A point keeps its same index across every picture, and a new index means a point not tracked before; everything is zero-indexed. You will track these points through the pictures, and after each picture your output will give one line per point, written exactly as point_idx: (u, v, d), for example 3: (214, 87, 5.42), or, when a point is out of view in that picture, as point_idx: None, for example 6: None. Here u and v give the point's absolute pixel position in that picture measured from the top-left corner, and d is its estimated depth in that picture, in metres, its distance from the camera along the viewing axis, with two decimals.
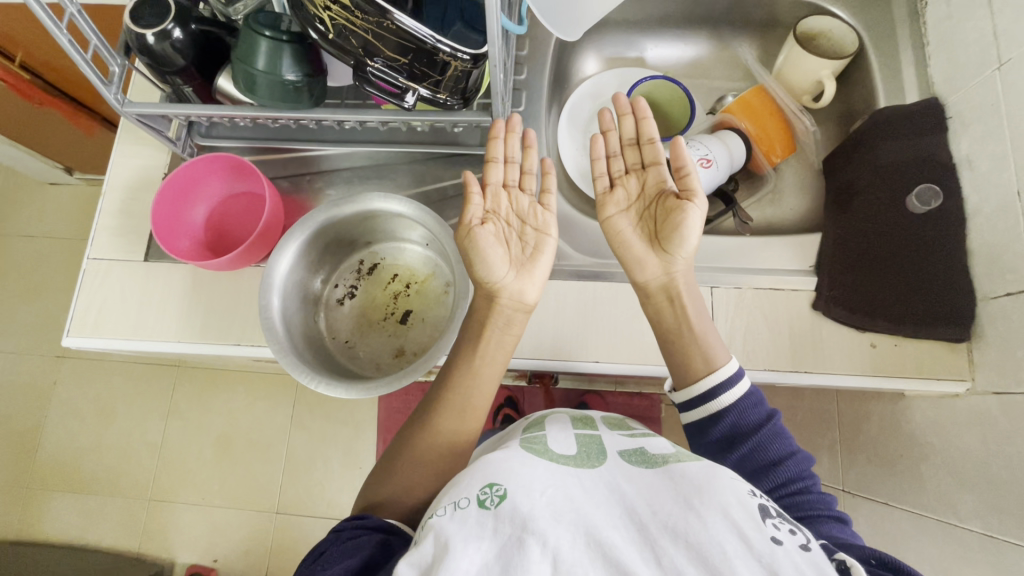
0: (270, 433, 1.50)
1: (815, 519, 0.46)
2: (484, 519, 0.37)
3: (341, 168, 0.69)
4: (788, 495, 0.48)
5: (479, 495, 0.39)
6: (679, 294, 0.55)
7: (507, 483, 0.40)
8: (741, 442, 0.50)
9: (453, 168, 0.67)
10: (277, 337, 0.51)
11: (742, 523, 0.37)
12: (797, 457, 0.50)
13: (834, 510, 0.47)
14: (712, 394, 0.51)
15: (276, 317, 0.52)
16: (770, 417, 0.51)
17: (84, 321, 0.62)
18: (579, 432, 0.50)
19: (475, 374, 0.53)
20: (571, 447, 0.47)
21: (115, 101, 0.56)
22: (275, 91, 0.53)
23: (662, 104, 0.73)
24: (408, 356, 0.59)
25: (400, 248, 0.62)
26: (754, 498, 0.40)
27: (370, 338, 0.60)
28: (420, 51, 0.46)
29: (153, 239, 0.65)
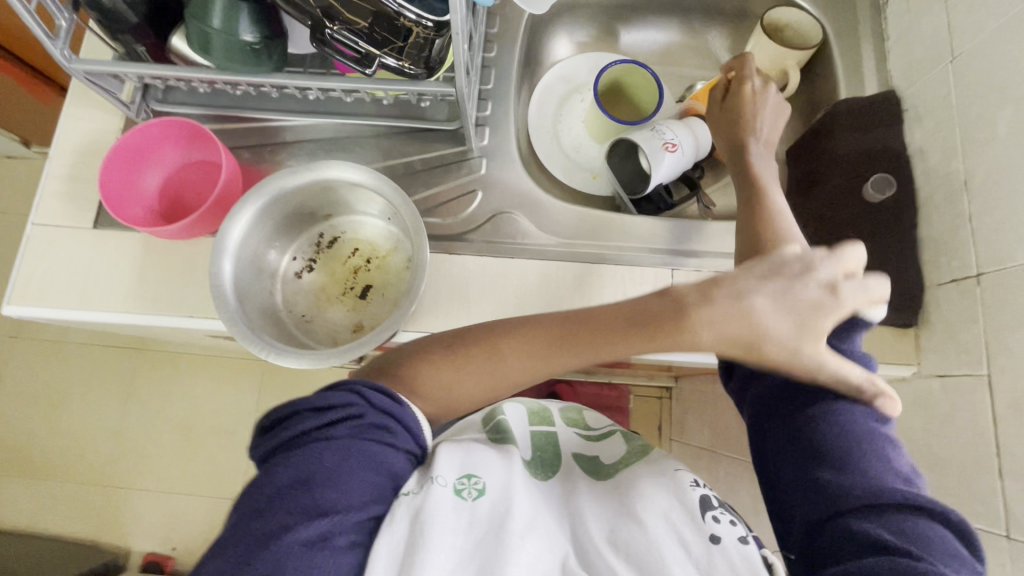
0: (235, 418, 1.47)
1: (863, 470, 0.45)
2: (462, 507, 0.43)
3: (305, 139, 0.67)
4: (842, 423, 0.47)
5: (457, 484, 0.45)
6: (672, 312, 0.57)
7: (483, 478, 0.47)
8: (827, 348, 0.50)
9: (419, 143, 0.66)
10: (225, 307, 0.50)
11: (681, 524, 0.45)
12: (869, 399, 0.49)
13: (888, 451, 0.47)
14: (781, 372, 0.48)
15: (225, 285, 0.51)
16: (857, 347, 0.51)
17: (27, 289, 0.60)
18: (537, 432, 0.60)
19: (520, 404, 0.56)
20: (528, 453, 0.57)
21: (60, 56, 0.53)
22: (232, 52, 0.51)
23: (632, 88, 0.74)
24: (365, 331, 0.58)
25: (361, 222, 0.61)
26: (695, 490, 0.48)
27: (328, 312, 0.59)
28: (383, 15, 0.46)
29: (102, 206, 0.62)
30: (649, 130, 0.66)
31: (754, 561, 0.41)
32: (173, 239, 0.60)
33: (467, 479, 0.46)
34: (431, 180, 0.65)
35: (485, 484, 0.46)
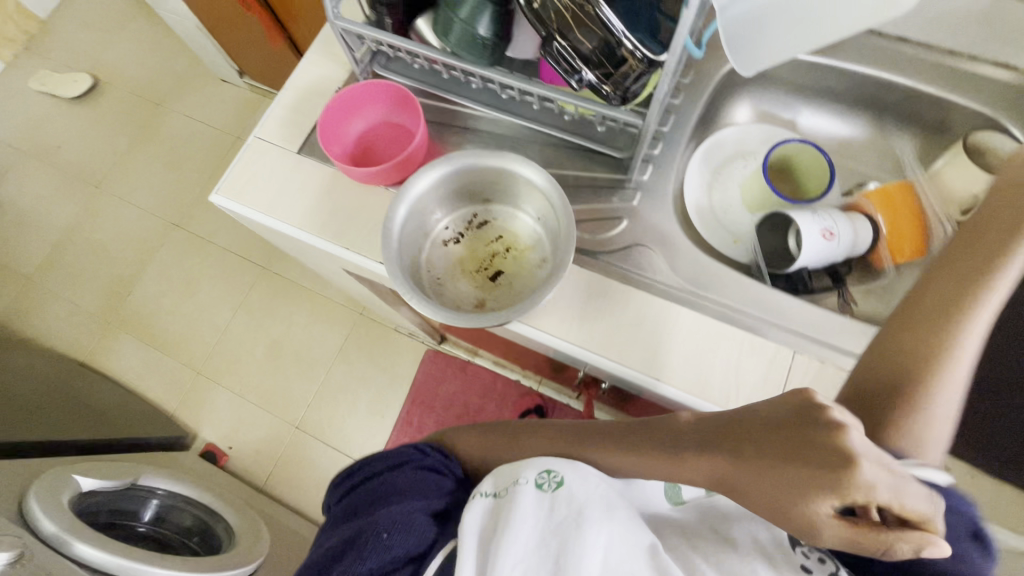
0: (318, 353, 1.61)
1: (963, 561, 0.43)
2: (542, 500, 0.47)
3: (485, 130, 0.74)
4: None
5: (537, 478, 0.48)
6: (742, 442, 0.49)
7: (562, 471, 0.49)
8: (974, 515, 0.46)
9: (582, 161, 0.71)
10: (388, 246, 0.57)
11: (771, 553, 0.46)
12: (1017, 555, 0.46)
13: None
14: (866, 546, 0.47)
15: (394, 228, 0.58)
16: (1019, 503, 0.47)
17: (233, 185, 0.71)
18: None
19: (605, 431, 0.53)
20: None
21: (332, 13, 0.64)
22: (465, 41, 0.59)
23: (801, 168, 0.73)
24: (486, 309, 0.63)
25: (513, 215, 0.66)
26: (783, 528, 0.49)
27: (459, 283, 0.65)
28: (605, 42, 0.51)
29: (310, 137, 0.73)
30: (809, 212, 0.66)
31: None
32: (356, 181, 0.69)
33: (548, 474, 0.48)
34: (585, 196, 0.69)
35: (564, 477, 0.48)
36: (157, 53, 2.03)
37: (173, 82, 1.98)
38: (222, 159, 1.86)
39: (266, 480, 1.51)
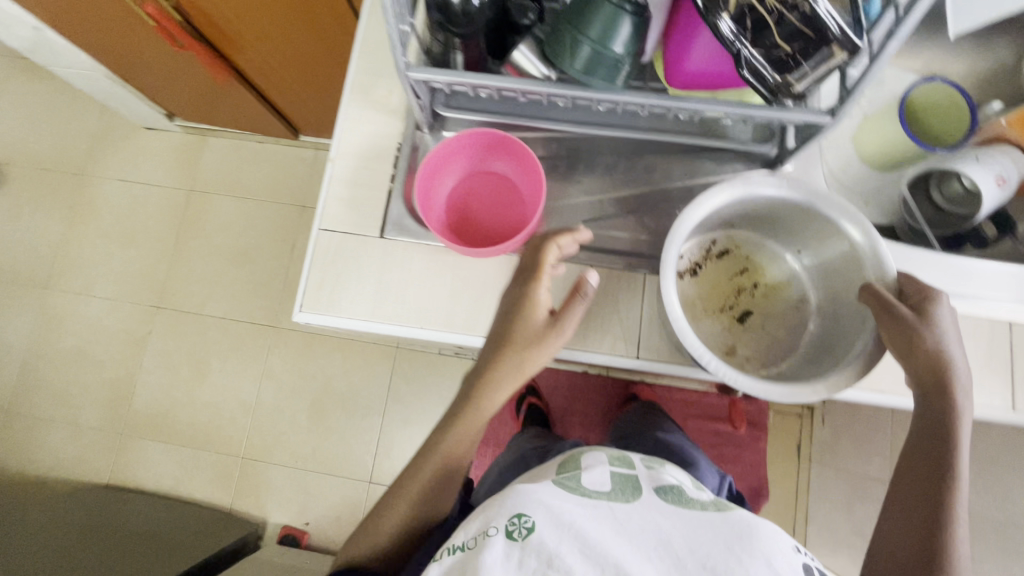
0: (367, 401, 1.50)
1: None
2: (510, 551, 0.39)
3: (584, 153, 0.63)
4: None
5: (507, 526, 0.41)
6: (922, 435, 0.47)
7: (533, 514, 0.41)
8: None
9: (710, 164, 0.61)
10: (675, 318, 0.47)
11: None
12: None
13: None
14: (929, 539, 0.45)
15: (671, 292, 0.47)
16: None
17: (318, 296, 0.59)
18: (615, 469, 0.51)
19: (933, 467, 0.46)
20: (605, 482, 0.48)
21: (404, 64, 0.50)
22: (596, 65, 0.47)
23: (931, 109, 0.65)
24: (738, 357, 0.55)
25: (762, 241, 0.57)
26: (798, 555, 0.42)
27: (703, 324, 0.56)
28: (817, 38, 0.41)
29: (388, 214, 0.60)
30: (973, 159, 0.60)
31: None
32: (472, 257, 0.57)
33: (517, 518, 0.41)
34: None
35: (537, 521, 0.41)
36: (54, 115, 1.71)
37: (87, 145, 1.69)
38: (181, 220, 1.63)
39: None
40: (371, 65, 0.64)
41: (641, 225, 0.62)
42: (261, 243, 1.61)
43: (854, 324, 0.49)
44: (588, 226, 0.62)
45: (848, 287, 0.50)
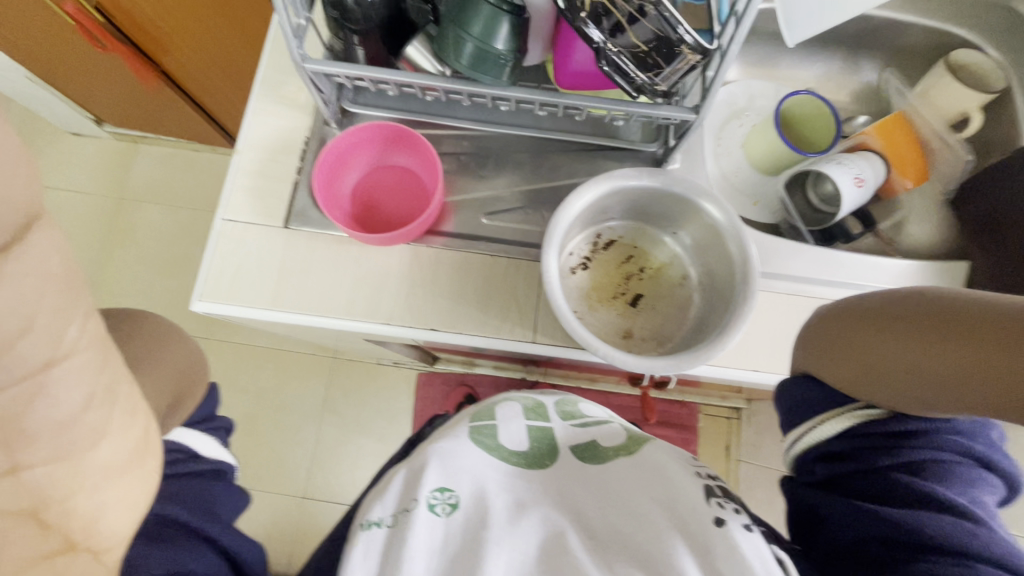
0: (301, 414, 1.46)
1: (966, 496, 0.41)
2: (434, 520, 0.48)
3: (488, 150, 0.66)
4: (924, 471, 0.42)
5: (430, 498, 0.49)
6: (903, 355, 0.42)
7: (457, 491, 0.51)
8: (909, 458, 0.42)
9: (605, 163, 0.65)
10: (559, 305, 0.49)
11: (687, 521, 0.46)
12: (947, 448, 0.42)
13: (962, 449, 0.42)
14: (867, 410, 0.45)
15: (554, 282, 0.50)
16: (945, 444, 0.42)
17: (218, 286, 0.59)
18: (532, 424, 0.59)
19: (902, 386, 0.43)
20: (522, 444, 0.57)
21: (298, 55, 0.52)
22: (479, 60, 0.51)
23: (803, 118, 0.72)
24: (636, 340, 0.58)
25: (641, 229, 0.61)
26: (703, 482, 0.50)
27: (599, 313, 0.59)
28: (664, 40, 0.45)
29: (294, 204, 0.61)
30: (835, 162, 0.66)
31: (767, 557, 0.41)
32: (376, 245, 0.59)
33: (441, 493, 0.50)
34: None
35: (458, 497, 0.50)
36: None
37: None
38: (108, 228, 1.57)
39: (288, 566, 1.36)
40: (281, 63, 0.66)
41: (542, 218, 0.64)
42: (194, 252, 1.56)
43: (727, 293, 0.52)
44: (490, 219, 0.63)
45: (719, 261, 0.54)
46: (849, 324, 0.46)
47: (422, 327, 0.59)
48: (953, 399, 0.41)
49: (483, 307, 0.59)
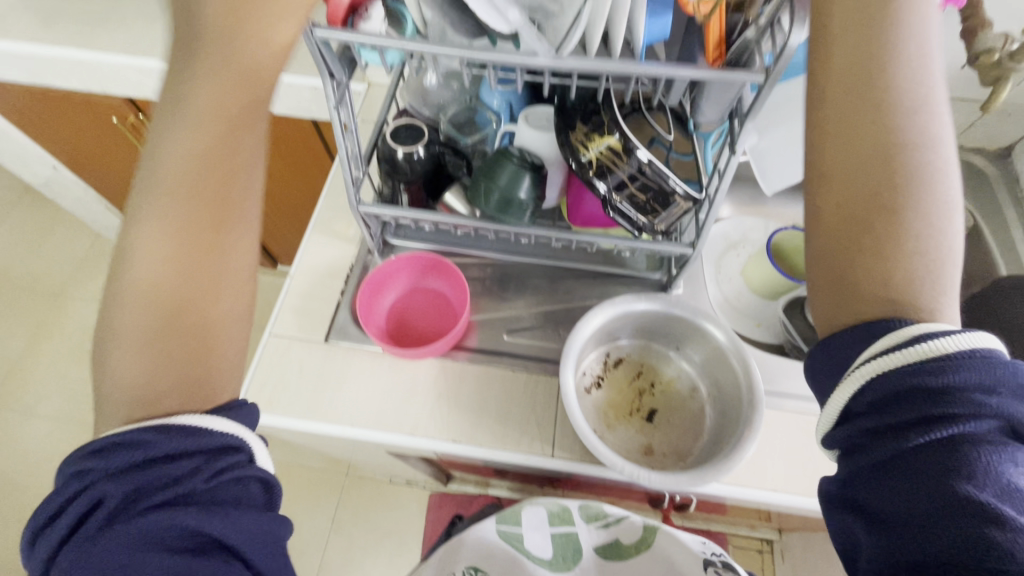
0: (307, 535, 1.40)
1: (988, 487, 0.32)
2: None
3: (510, 275, 0.74)
4: (935, 456, 0.34)
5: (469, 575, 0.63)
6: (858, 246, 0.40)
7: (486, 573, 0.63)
8: (911, 441, 0.35)
9: (615, 287, 0.72)
10: (580, 427, 0.53)
11: None
12: (954, 421, 0.34)
13: (975, 417, 0.34)
14: (917, 347, 0.36)
15: (573, 406, 0.54)
16: (949, 413, 0.34)
17: (259, 395, 0.64)
18: (557, 532, 0.67)
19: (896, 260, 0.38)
20: (547, 550, 0.66)
21: (355, 200, 0.63)
22: (504, 205, 0.61)
23: (793, 250, 0.80)
24: (657, 455, 0.60)
25: (646, 346, 0.65)
26: None
27: (617, 432, 0.61)
28: (661, 192, 0.54)
29: (335, 321, 0.68)
30: None
31: None
32: (411, 359, 0.65)
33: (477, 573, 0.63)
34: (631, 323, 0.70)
35: None
36: (48, 242, 1.83)
37: (70, 270, 1.78)
38: None
39: None
40: (336, 203, 0.78)
41: (558, 335, 0.69)
42: None
43: (736, 409, 0.55)
44: (511, 336, 0.69)
45: (725, 376, 0.58)
46: (824, 277, 0.42)
47: (446, 438, 0.62)
48: (900, 206, 0.39)
49: (503, 419, 0.63)
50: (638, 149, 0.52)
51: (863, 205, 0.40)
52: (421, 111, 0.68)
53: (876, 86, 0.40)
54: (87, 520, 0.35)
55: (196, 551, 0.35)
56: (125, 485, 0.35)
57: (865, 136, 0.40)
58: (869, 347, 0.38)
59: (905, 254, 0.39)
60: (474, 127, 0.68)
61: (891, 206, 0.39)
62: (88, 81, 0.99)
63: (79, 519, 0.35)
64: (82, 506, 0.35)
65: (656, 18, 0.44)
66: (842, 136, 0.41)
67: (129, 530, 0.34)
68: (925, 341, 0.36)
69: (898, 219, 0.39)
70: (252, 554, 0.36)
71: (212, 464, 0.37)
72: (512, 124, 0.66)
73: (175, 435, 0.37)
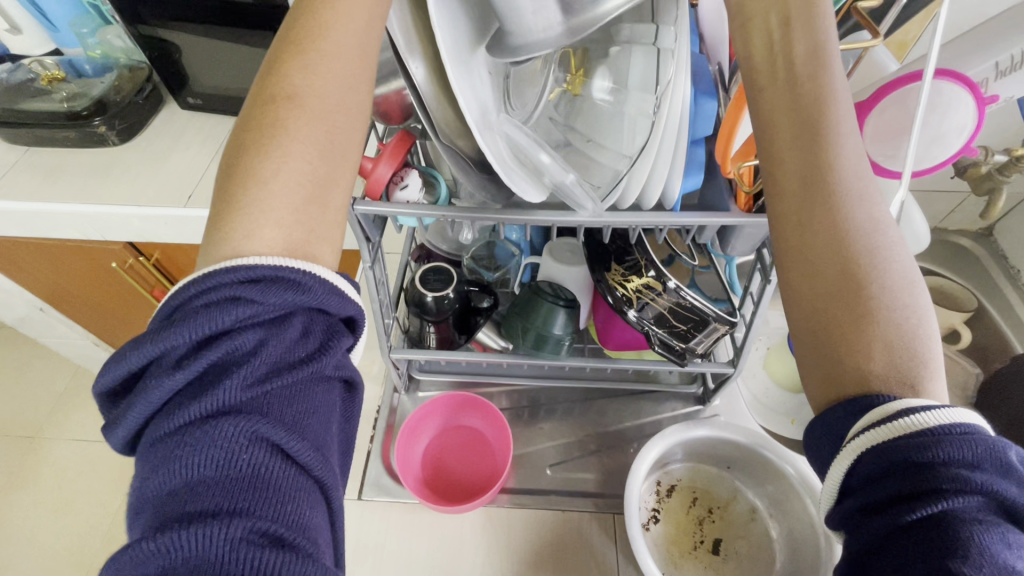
0: None
1: (987, 569, 0.24)
2: None
3: (542, 399, 0.72)
4: (923, 531, 0.26)
5: None
6: (830, 307, 0.33)
7: None
8: (896, 513, 0.27)
9: (650, 403, 0.71)
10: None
11: None
12: (941, 487, 0.27)
13: (963, 482, 0.26)
14: (897, 421, 0.29)
15: (645, 553, 0.52)
16: (935, 479, 0.27)
17: None
18: None
19: (867, 322, 0.32)
20: None
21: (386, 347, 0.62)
22: (542, 343, 0.61)
23: None
24: None
25: (696, 468, 0.63)
26: None
27: (686, 570, 0.58)
28: (701, 320, 0.54)
29: (367, 474, 0.64)
30: None
31: None
32: (456, 512, 0.61)
33: None
34: None
35: None
36: (24, 379, 1.74)
37: (48, 408, 1.67)
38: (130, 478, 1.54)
39: None
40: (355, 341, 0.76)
41: (602, 462, 0.66)
42: None
43: (812, 540, 0.53)
44: (554, 469, 0.66)
45: (790, 500, 0.57)
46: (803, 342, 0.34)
47: None
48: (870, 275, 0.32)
49: (561, 570, 0.59)
50: (673, 282, 0.53)
51: (833, 278, 0.33)
52: (439, 248, 0.69)
53: (813, 149, 0.35)
54: (201, 387, 0.30)
55: (278, 475, 0.29)
56: (256, 355, 0.31)
57: (822, 202, 0.34)
58: (857, 419, 0.30)
59: (885, 330, 0.31)
60: (497, 262, 0.69)
61: (862, 275, 0.33)
62: (88, 231, 1.01)
63: (195, 392, 0.30)
64: (190, 373, 0.30)
65: (689, 173, 0.46)
66: (800, 204, 0.35)
67: (220, 437, 0.29)
68: (904, 417, 0.29)
69: (869, 293, 0.32)
70: (327, 477, 0.32)
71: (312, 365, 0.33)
72: (535, 256, 0.66)
73: (276, 331, 0.32)
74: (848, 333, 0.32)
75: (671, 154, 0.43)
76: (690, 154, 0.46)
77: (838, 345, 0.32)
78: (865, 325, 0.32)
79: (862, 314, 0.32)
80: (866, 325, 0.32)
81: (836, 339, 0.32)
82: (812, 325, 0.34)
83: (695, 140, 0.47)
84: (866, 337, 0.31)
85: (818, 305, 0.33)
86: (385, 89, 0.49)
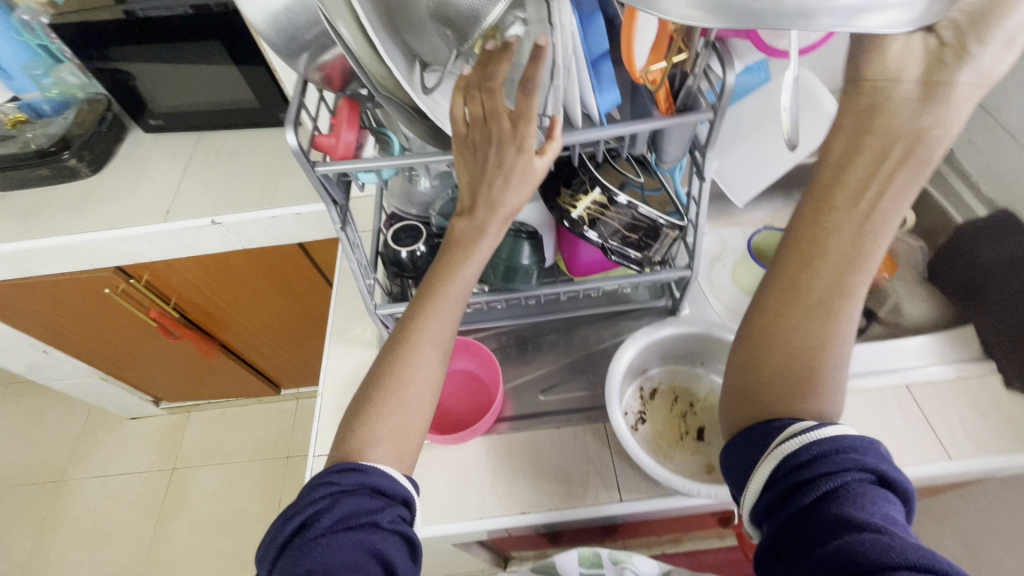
0: None
1: (877, 518, 0.33)
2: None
3: (526, 337, 0.77)
4: (836, 506, 0.35)
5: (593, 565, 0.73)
6: (781, 369, 0.41)
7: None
8: (815, 498, 0.36)
9: (626, 323, 0.76)
10: (643, 461, 0.57)
11: None
12: (844, 472, 0.36)
13: (857, 468, 0.36)
14: (805, 431, 0.38)
15: (625, 431, 0.59)
16: (841, 469, 0.36)
17: None
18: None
19: (801, 392, 0.40)
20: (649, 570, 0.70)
21: (372, 306, 0.67)
22: (511, 274, 0.66)
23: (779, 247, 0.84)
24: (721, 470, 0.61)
25: (676, 371, 0.69)
26: None
27: (676, 457, 0.63)
28: (651, 228, 0.60)
29: None
30: None
31: None
32: (457, 443, 0.66)
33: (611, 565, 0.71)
34: None
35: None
36: (39, 428, 1.77)
37: (68, 451, 1.72)
38: (161, 503, 1.59)
39: None
40: (346, 314, 0.81)
41: (589, 381, 0.72)
42: (247, 506, 1.57)
43: None
44: (546, 394, 0.71)
45: None
46: (749, 382, 0.42)
47: (514, 513, 0.62)
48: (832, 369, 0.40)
49: (565, 479, 0.64)
50: (621, 197, 0.58)
51: (803, 358, 0.40)
52: (408, 211, 0.72)
53: (849, 270, 0.40)
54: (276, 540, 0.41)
55: None
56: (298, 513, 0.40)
57: (828, 312, 0.40)
58: (777, 436, 0.39)
59: (817, 405, 0.40)
60: None
61: (820, 363, 0.40)
62: (78, 263, 1.04)
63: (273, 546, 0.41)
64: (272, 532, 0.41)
65: (606, 91, 0.50)
66: (809, 298, 0.41)
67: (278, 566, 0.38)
68: (812, 428, 0.38)
69: (823, 380, 0.40)
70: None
71: (336, 509, 0.40)
72: None
73: (311, 497, 0.41)
74: (785, 394, 0.40)
75: (571, 75, 0.46)
76: (599, 72, 0.49)
77: (778, 397, 0.40)
78: (798, 396, 0.40)
79: (802, 387, 0.40)
80: (799, 394, 0.40)
81: (776, 395, 0.41)
82: (765, 377, 0.41)
83: (601, 57, 0.49)
84: (799, 403, 0.40)
85: (780, 368, 0.41)
86: (326, 57, 0.52)
